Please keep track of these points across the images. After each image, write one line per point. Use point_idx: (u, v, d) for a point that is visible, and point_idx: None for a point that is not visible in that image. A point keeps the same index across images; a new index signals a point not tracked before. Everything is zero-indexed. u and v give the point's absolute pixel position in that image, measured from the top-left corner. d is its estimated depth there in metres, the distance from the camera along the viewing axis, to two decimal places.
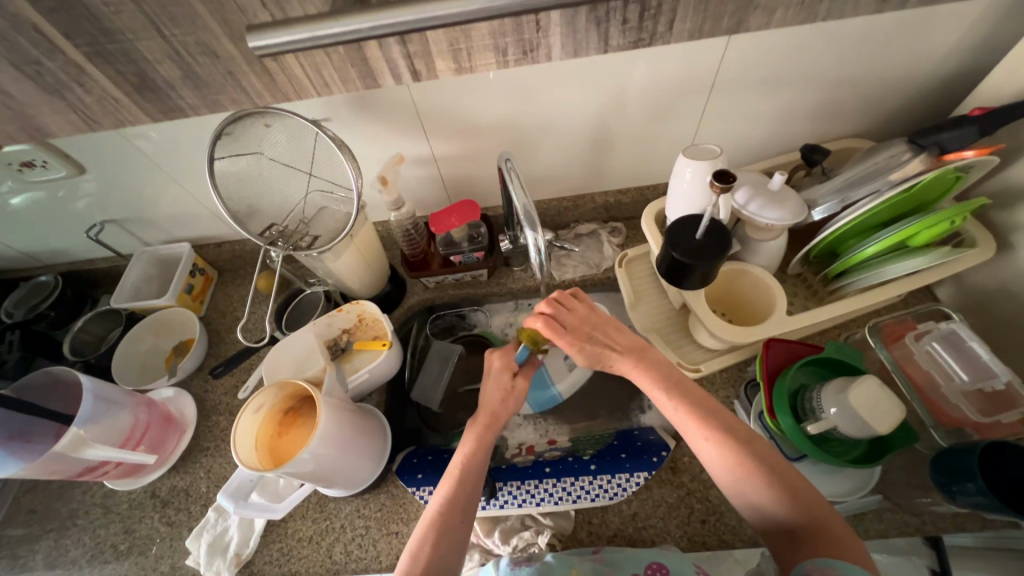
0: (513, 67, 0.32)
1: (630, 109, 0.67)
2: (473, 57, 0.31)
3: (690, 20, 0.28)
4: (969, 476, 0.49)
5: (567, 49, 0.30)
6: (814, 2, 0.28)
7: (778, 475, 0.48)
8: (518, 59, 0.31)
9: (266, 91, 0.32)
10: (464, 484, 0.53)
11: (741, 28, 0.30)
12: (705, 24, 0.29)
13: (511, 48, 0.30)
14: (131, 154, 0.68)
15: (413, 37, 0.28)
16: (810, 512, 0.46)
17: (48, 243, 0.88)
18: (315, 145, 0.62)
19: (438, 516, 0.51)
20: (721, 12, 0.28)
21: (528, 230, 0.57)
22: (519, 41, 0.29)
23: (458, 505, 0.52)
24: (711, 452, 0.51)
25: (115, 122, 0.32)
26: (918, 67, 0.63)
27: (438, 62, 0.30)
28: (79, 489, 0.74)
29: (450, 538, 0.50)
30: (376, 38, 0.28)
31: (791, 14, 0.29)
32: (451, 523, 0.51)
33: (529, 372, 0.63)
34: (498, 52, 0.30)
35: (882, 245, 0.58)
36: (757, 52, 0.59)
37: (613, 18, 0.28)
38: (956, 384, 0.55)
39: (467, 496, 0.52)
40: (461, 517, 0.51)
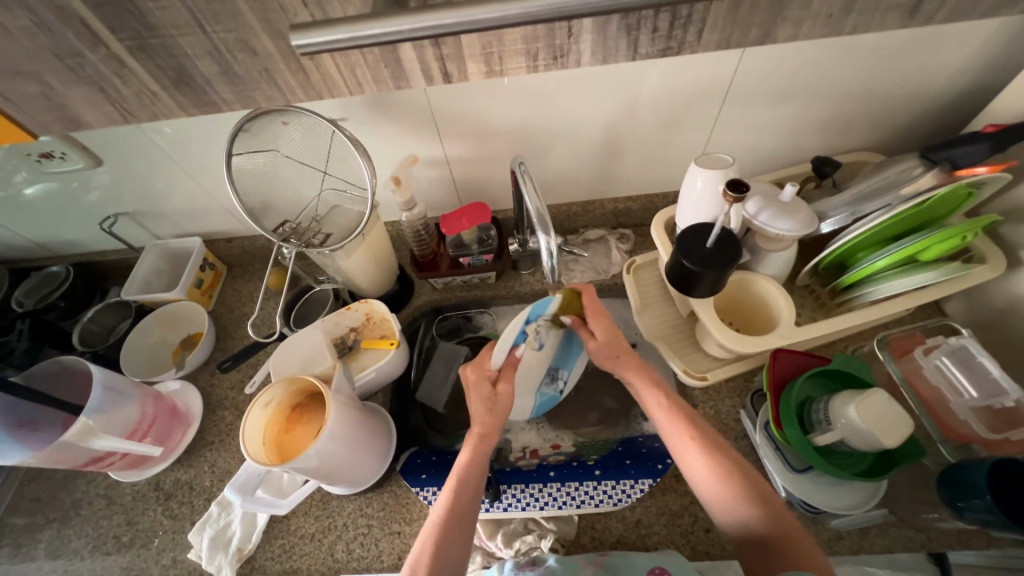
0: (542, 72, 0.33)
1: (643, 117, 0.67)
2: (504, 60, 0.31)
3: (719, 30, 0.29)
4: (977, 492, 0.48)
5: (596, 56, 0.31)
6: (840, 16, 0.28)
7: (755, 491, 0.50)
8: (548, 64, 0.32)
9: (298, 89, 0.32)
10: (467, 493, 0.54)
11: (768, 38, 0.30)
12: (732, 35, 0.29)
13: (541, 54, 0.31)
14: (148, 148, 0.69)
15: (447, 41, 0.29)
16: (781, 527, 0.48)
17: (61, 233, 0.89)
18: (331, 144, 0.63)
19: (441, 524, 0.51)
20: (749, 24, 0.28)
21: (540, 234, 0.57)
22: (550, 46, 0.30)
23: (460, 513, 0.52)
24: (698, 468, 0.52)
25: (148, 115, 0.33)
26: (932, 82, 0.64)
27: (469, 64, 0.31)
28: (83, 479, 0.74)
29: (453, 547, 0.50)
30: (412, 40, 0.29)
31: (818, 27, 0.29)
32: (453, 531, 0.51)
33: (509, 374, 0.62)
34: (528, 57, 0.31)
35: (892, 259, 0.58)
36: (771, 64, 0.60)
37: (644, 27, 0.28)
38: (964, 400, 0.55)
39: (468, 505, 0.53)
40: (462, 526, 0.52)
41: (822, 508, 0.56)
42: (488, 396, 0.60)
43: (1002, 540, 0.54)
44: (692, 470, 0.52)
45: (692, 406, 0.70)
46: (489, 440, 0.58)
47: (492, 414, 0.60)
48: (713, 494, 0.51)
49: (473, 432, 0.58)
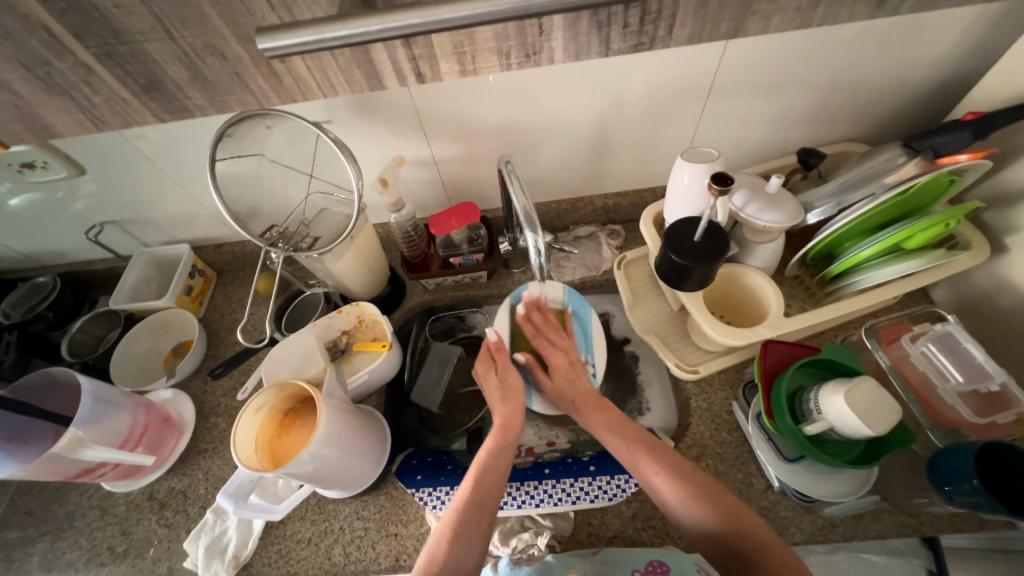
0: (516, 70, 0.33)
1: (628, 113, 0.68)
2: (477, 59, 0.31)
3: (690, 25, 0.29)
4: (964, 476, 0.49)
5: (569, 53, 0.31)
6: (810, 8, 0.29)
7: (713, 495, 0.50)
8: (521, 62, 0.32)
9: (274, 92, 0.32)
10: (489, 484, 0.55)
11: (739, 32, 0.30)
12: (704, 29, 0.29)
13: (514, 52, 0.31)
14: (131, 156, 0.68)
15: (418, 41, 0.29)
16: (743, 526, 0.48)
17: (46, 244, 0.88)
18: (316, 147, 0.63)
19: (460, 513, 0.52)
20: (720, 17, 0.29)
21: (528, 232, 0.57)
22: (522, 44, 0.30)
23: (479, 502, 0.53)
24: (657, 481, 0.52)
25: (121, 123, 0.32)
26: (912, 72, 0.64)
27: (443, 64, 0.31)
28: (76, 491, 0.73)
29: (471, 536, 0.51)
30: (383, 42, 0.29)
31: (787, 19, 0.30)
32: (471, 521, 0.52)
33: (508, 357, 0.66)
34: (501, 56, 0.31)
35: (878, 248, 0.58)
36: (753, 57, 0.60)
37: (614, 23, 0.29)
38: (952, 385, 0.55)
39: (489, 496, 0.54)
40: (480, 515, 0.52)
41: (815, 496, 0.57)
42: (507, 393, 0.63)
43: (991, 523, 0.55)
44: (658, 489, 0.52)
45: (685, 399, 0.70)
46: (511, 435, 0.60)
47: (512, 410, 0.62)
48: (682, 507, 0.50)
49: (495, 429, 0.61)
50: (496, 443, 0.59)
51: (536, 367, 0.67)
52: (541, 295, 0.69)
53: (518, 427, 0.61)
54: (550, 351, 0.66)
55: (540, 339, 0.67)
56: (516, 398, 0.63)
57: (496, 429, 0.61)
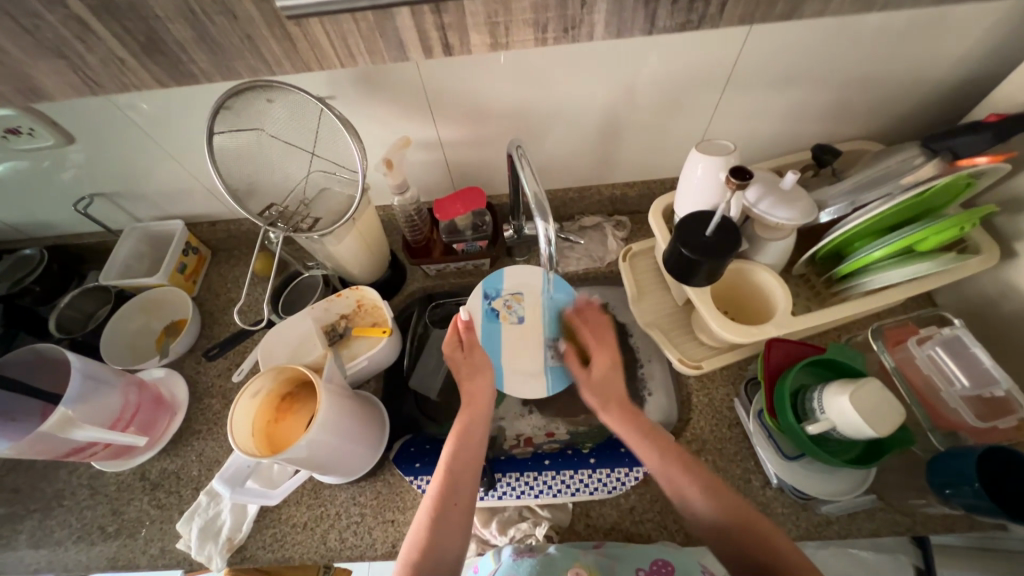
0: (550, 45, 0.31)
1: (641, 100, 0.66)
2: (511, 32, 0.30)
3: (740, 5, 0.29)
4: (964, 480, 0.50)
5: (609, 29, 0.30)
6: None
7: (728, 495, 0.52)
8: (557, 36, 0.31)
9: (286, 59, 0.31)
10: (462, 469, 0.55)
11: (792, 14, 0.30)
12: (756, 10, 0.29)
13: (551, 25, 0.30)
14: (122, 125, 0.65)
15: (449, 7, 0.28)
16: (761, 531, 0.49)
17: (34, 215, 0.85)
18: (318, 123, 0.60)
19: (436, 500, 0.53)
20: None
21: (538, 220, 0.55)
22: (561, 17, 0.29)
23: (452, 487, 0.53)
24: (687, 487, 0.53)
25: (117, 84, 0.31)
26: (935, 68, 0.63)
27: (473, 35, 0.30)
28: (65, 469, 0.72)
29: (451, 520, 0.52)
30: (410, 5, 0.27)
31: (843, 3, 0.29)
32: (449, 507, 0.52)
33: (474, 337, 0.64)
34: (536, 28, 0.30)
35: (889, 250, 0.58)
36: (775, 47, 0.59)
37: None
38: (956, 389, 0.55)
39: (464, 480, 0.54)
40: (456, 499, 0.53)
41: (812, 494, 0.57)
42: (477, 376, 0.62)
43: (982, 524, 0.56)
44: (693, 500, 0.52)
45: (687, 394, 0.70)
46: (479, 416, 0.60)
47: (481, 391, 0.61)
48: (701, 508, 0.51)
49: (463, 410, 0.60)
50: (466, 423, 0.59)
51: (576, 359, 0.64)
52: (516, 284, 0.71)
53: (489, 405, 0.61)
54: (596, 347, 0.62)
55: (588, 334, 0.64)
56: (484, 379, 0.62)
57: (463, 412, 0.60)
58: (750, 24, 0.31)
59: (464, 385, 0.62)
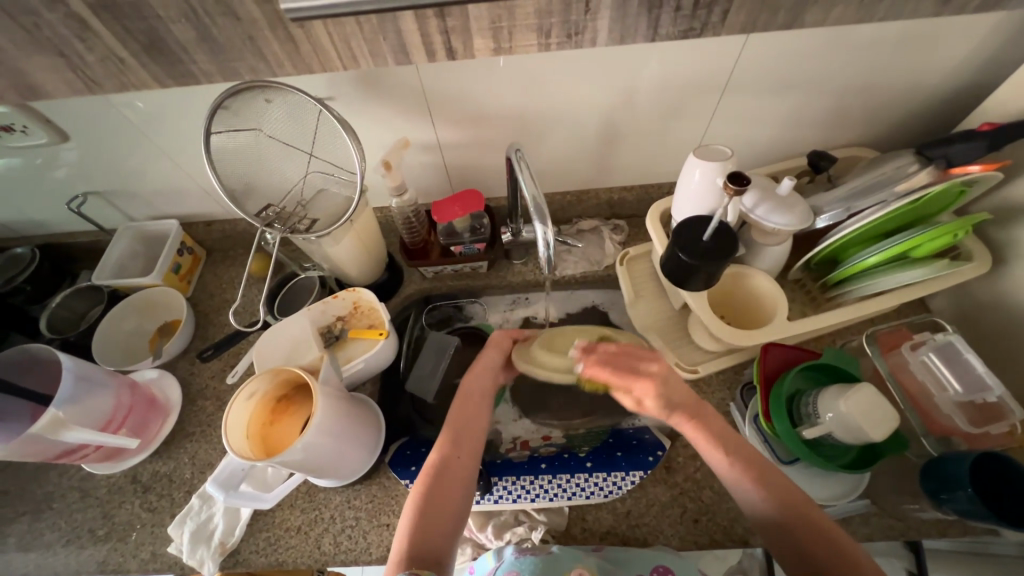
0: (554, 50, 0.32)
1: (640, 105, 0.66)
2: (514, 37, 0.30)
3: (743, 12, 0.29)
4: (958, 485, 0.50)
5: (613, 35, 0.30)
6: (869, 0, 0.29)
7: (783, 489, 0.50)
8: (561, 42, 0.31)
9: (288, 60, 0.31)
10: (466, 427, 0.57)
11: (794, 22, 0.30)
12: (758, 17, 0.30)
13: (555, 30, 0.30)
14: (117, 123, 0.65)
15: (454, 12, 0.28)
16: (820, 526, 0.47)
17: (26, 214, 0.84)
18: (317, 124, 0.60)
19: (440, 458, 0.54)
20: (775, 6, 0.29)
21: (537, 223, 0.55)
22: (565, 23, 0.29)
23: (455, 443, 0.55)
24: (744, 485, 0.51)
25: (117, 84, 0.31)
26: (930, 77, 0.64)
27: (477, 39, 0.30)
28: (54, 471, 0.71)
29: (454, 474, 0.53)
30: (414, 10, 0.27)
31: (844, 13, 0.30)
32: (449, 466, 0.54)
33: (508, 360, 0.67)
34: (541, 34, 0.30)
35: (884, 256, 0.58)
36: (772, 54, 0.59)
37: (667, 4, 0.28)
38: (949, 395, 0.56)
39: (467, 437, 0.56)
40: (458, 459, 0.54)
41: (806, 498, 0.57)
42: (488, 350, 0.63)
43: (975, 529, 0.56)
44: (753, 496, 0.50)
45: None
46: (481, 382, 0.61)
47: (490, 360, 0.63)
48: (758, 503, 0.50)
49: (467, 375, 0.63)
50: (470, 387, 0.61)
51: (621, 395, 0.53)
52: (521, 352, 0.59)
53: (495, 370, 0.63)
54: (632, 380, 0.52)
55: (616, 373, 0.53)
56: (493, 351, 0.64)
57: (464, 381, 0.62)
58: (752, 32, 0.31)
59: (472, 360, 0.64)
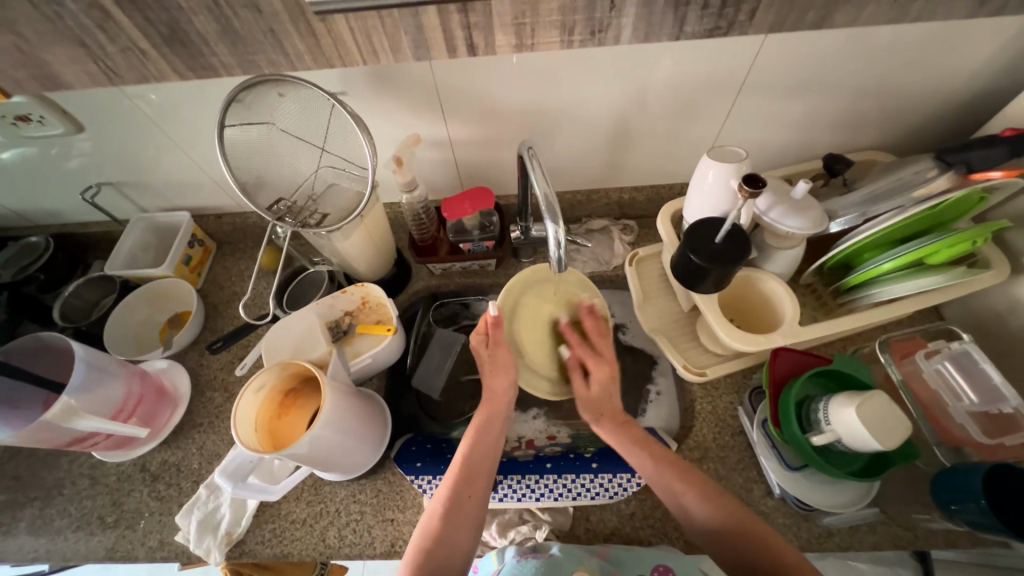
0: (575, 47, 0.31)
1: (654, 105, 0.65)
2: (536, 34, 0.30)
3: (768, 11, 0.29)
4: (971, 496, 0.49)
5: (636, 33, 0.30)
6: (897, 3, 0.28)
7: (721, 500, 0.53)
8: (583, 39, 0.30)
9: (309, 54, 0.31)
10: (478, 464, 0.55)
11: (819, 23, 0.30)
12: (783, 17, 0.29)
13: (578, 28, 0.29)
14: (132, 115, 0.65)
15: (476, 7, 0.28)
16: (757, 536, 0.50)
17: (41, 203, 0.85)
18: (330, 118, 0.60)
19: (452, 491, 0.53)
20: (801, 6, 0.28)
21: (548, 221, 0.55)
22: (588, 20, 0.29)
23: (468, 480, 0.54)
24: (676, 491, 0.54)
25: (137, 75, 0.31)
26: (951, 80, 0.62)
27: (498, 36, 0.30)
28: (65, 458, 0.72)
29: (463, 514, 0.52)
30: (437, 4, 0.27)
31: (871, 13, 0.29)
32: (461, 501, 0.53)
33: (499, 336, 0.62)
34: (563, 31, 0.30)
35: (899, 262, 0.57)
36: (790, 55, 0.58)
37: (690, 3, 0.28)
38: (963, 404, 0.55)
39: (479, 475, 0.55)
40: (472, 492, 0.53)
41: (813, 505, 0.57)
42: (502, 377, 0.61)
43: (986, 541, 0.55)
44: (693, 510, 0.53)
45: (690, 401, 0.70)
46: (501, 410, 0.60)
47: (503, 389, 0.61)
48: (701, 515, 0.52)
49: (482, 405, 0.61)
50: (485, 420, 0.59)
51: (576, 371, 0.63)
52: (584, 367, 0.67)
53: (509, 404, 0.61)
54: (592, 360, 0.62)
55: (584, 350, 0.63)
56: (506, 378, 0.61)
57: (483, 407, 0.61)
58: (776, 32, 0.31)
59: (487, 379, 0.62)
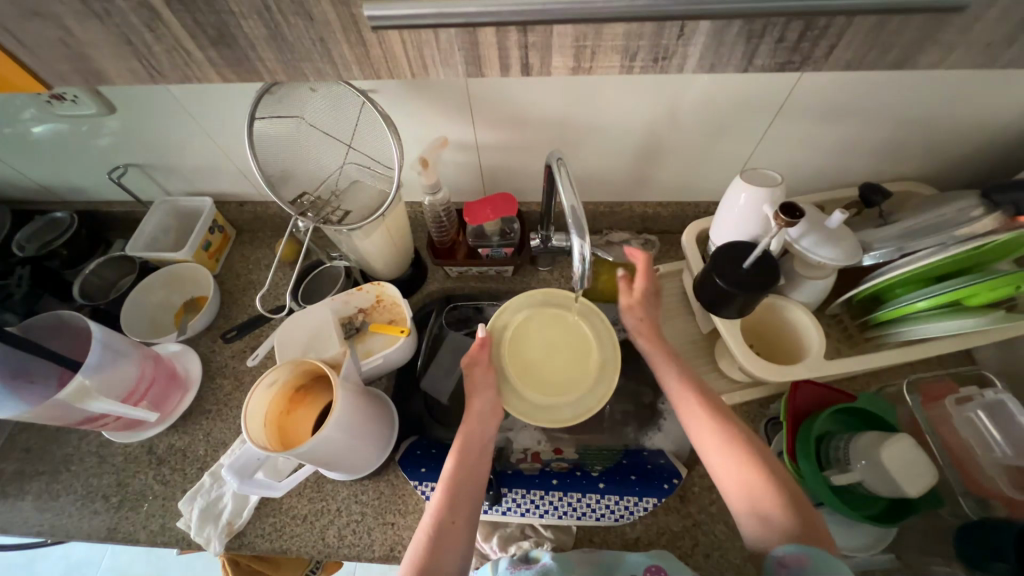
0: (636, 74, 0.30)
1: (686, 121, 0.64)
2: (596, 58, 0.29)
3: (852, 48, 0.27)
4: (1001, 554, 0.47)
5: (701, 62, 0.29)
6: (997, 47, 0.27)
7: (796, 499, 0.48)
8: (644, 65, 0.29)
9: (355, 64, 0.30)
10: (461, 486, 0.54)
11: (900, 58, 0.28)
12: (866, 55, 0.28)
13: (641, 54, 0.28)
14: (163, 99, 0.65)
15: (536, 29, 0.27)
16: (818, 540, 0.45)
17: (69, 179, 0.86)
18: (360, 115, 0.60)
19: (436, 518, 0.52)
20: (887, 45, 0.27)
21: (574, 235, 0.53)
22: (654, 46, 0.28)
23: (450, 506, 0.53)
24: (746, 477, 0.49)
25: (180, 76, 0.31)
26: (1003, 116, 0.60)
27: (556, 57, 0.29)
28: (75, 434, 0.73)
29: (448, 539, 0.51)
30: (496, 25, 0.26)
31: (961, 54, 0.28)
32: (445, 525, 0.52)
33: (481, 354, 0.63)
34: (624, 56, 0.29)
35: (934, 302, 0.55)
36: (834, 79, 0.56)
37: (767, 34, 0.27)
38: (995, 456, 0.53)
39: (462, 498, 0.54)
40: (455, 516, 0.52)
41: None
42: (479, 395, 0.61)
43: None
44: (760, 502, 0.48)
45: None
46: (482, 430, 0.59)
47: (480, 410, 0.60)
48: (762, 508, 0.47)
49: (461, 428, 0.59)
50: (467, 441, 0.58)
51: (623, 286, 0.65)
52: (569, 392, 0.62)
53: (491, 424, 0.60)
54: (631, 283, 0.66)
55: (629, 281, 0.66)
56: (484, 398, 0.61)
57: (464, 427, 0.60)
58: (858, 68, 0.29)
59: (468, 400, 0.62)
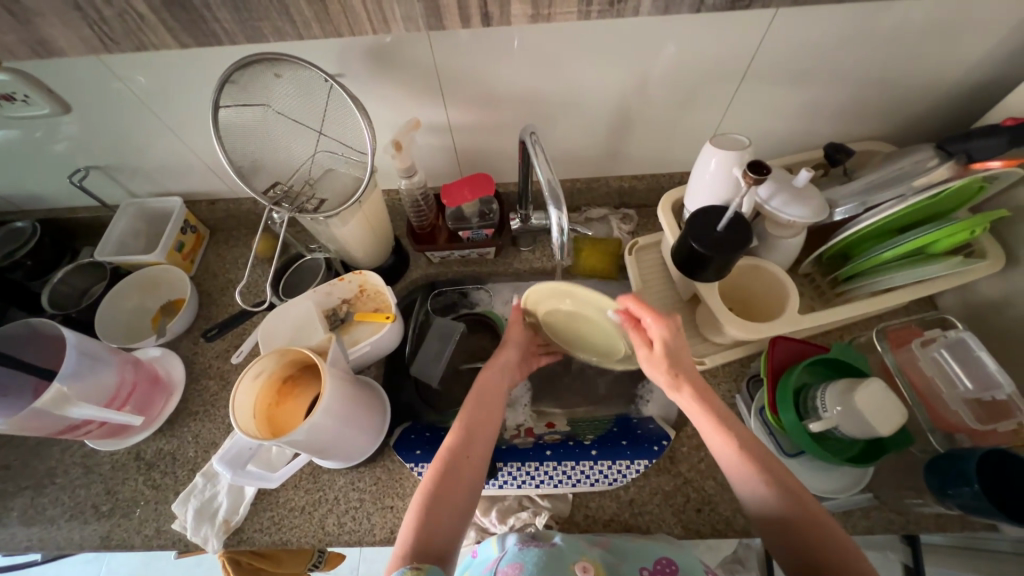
0: (593, 18, 0.34)
1: (655, 92, 0.65)
2: (553, 5, 0.32)
3: None
4: (966, 481, 0.50)
5: (655, 5, 0.33)
6: None
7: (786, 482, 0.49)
8: (601, 9, 0.33)
9: (315, 22, 0.32)
10: (478, 423, 0.56)
11: None
12: None
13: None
14: (121, 96, 0.63)
15: None
16: (820, 526, 0.46)
17: (27, 187, 0.82)
18: (328, 100, 0.59)
19: (451, 450, 0.54)
20: None
21: (552, 208, 0.54)
22: None
23: (468, 439, 0.55)
24: (741, 469, 0.50)
25: (133, 43, 0.32)
26: (953, 70, 0.63)
27: (515, 6, 0.32)
28: (58, 447, 0.71)
29: (464, 469, 0.52)
30: None
31: None
32: (463, 456, 0.53)
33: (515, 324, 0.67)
34: (581, 2, 0.32)
35: (898, 252, 0.57)
36: (794, 42, 0.58)
37: None
38: (958, 391, 0.56)
39: (480, 434, 0.56)
40: (472, 449, 0.54)
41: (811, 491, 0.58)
42: (507, 349, 0.65)
43: (976, 524, 0.56)
44: (754, 493, 0.49)
45: None
46: (501, 378, 0.62)
47: (508, 361, 0.64)
48: (758, 497, 0.49)
49: (481, 375, 0.62)
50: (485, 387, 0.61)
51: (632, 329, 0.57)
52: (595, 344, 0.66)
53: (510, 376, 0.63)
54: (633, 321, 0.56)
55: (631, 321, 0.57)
56: (512, 352, 0.65)
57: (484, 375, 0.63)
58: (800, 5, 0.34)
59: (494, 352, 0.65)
